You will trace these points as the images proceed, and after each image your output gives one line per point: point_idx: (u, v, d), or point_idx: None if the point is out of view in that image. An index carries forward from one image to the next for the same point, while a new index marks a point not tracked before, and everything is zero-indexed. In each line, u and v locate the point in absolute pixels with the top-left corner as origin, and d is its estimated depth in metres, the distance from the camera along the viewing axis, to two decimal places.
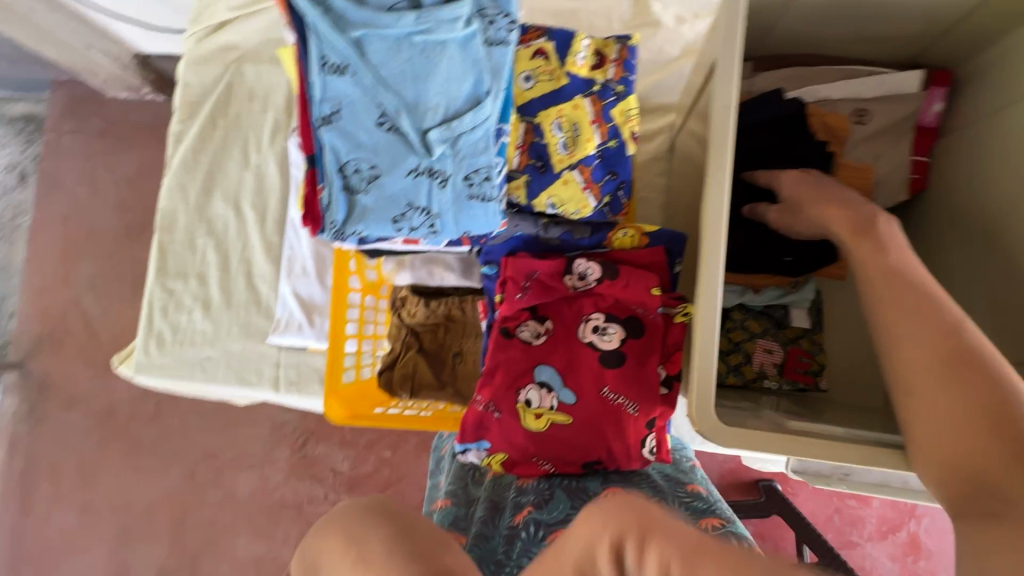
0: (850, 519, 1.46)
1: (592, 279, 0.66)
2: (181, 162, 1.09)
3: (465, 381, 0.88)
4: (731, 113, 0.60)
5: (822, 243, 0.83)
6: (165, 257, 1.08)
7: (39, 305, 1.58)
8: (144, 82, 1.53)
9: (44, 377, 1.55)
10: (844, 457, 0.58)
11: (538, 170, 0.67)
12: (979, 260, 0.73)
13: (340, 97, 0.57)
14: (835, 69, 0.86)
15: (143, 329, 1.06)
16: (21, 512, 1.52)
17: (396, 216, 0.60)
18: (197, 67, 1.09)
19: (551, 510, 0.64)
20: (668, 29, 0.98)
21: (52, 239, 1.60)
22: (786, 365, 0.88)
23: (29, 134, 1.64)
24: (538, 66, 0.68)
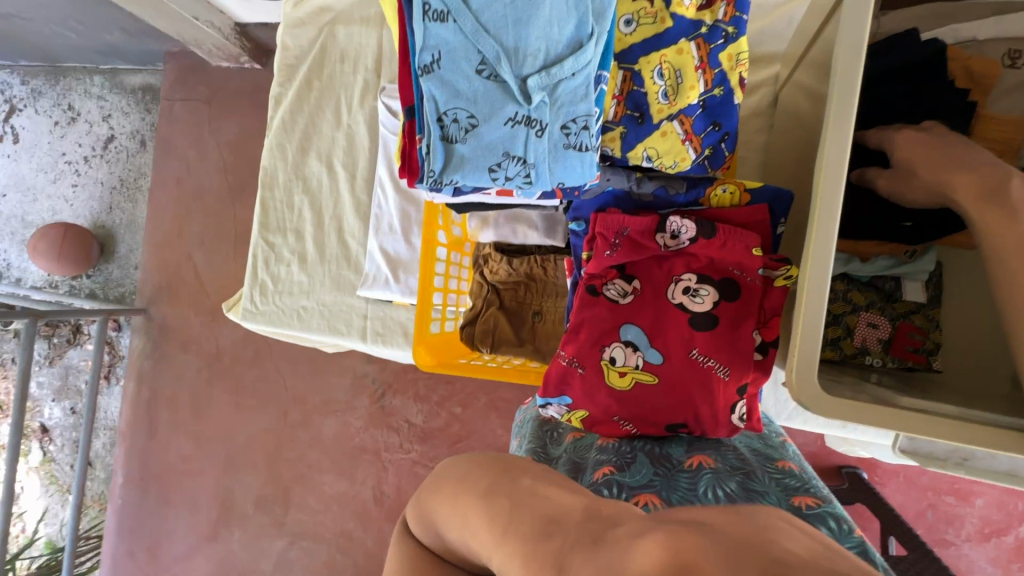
0: (947, 517, 1.35)
1: (685, 238, 0.63)
2: (280, 123, 1.16)
3: (546, 339, 0.89)
4: (862, 53, 0.53)
5: (945, 211, 0.74)
6: (267, 213, 1.16)
7: (158, 258, 1.77)
8: (243, 51, 1.62)
9: (163, 321, 1.76)
10: (962, 438, 0.52)
11: (636, 121, 0.64)
12: None
13: (440, 44, 0.57)
14: (983, 5, 0.74)
15: (249, 279, 1.16)
16: (148, 436, 1.75)
17: (492, 165, 0.60)
18: (292, 30, 1.14)
19: (633, 475, 0.63)
20: None
21: (166, 199, 1.78)
22: (893, 341, 0.82)
23: (147, 102, 1.81)
24: (641, 8, 0.63)
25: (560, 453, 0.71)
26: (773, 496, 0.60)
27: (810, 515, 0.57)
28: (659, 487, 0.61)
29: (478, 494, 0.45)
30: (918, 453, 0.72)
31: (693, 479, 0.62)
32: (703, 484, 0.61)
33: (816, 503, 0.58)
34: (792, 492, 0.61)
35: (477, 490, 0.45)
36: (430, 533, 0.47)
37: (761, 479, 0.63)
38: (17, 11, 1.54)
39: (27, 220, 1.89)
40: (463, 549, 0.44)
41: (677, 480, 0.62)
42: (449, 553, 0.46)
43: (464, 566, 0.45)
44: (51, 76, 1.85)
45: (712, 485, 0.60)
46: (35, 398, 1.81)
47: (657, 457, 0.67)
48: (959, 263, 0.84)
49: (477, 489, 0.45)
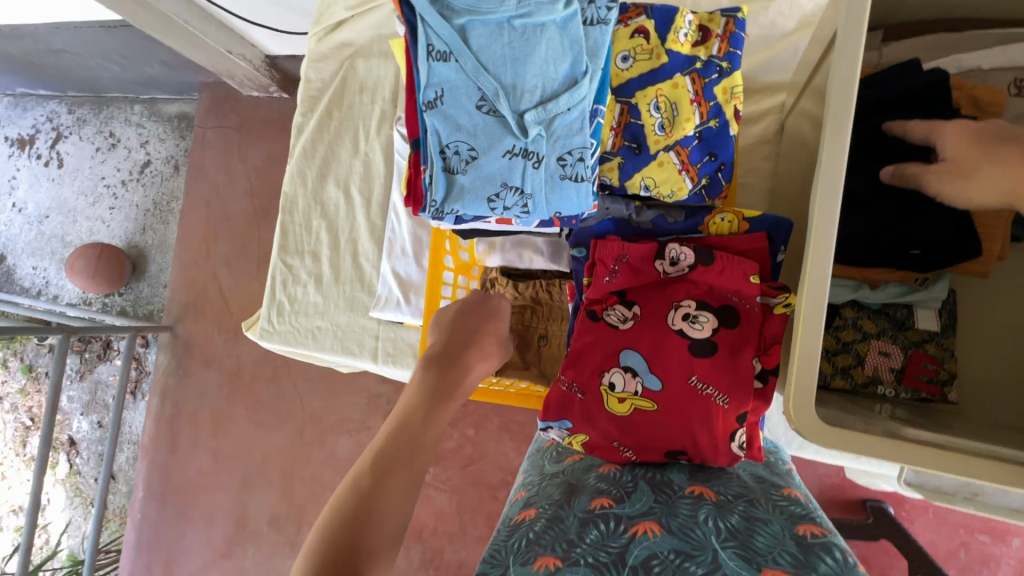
0: (980, 557, 1.28)
1: (684, 264, 0.64)
2: (301, 150, 1.21)
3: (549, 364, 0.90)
4: (853, 85, 0.54)
5: (967, 217, 0.71)
6: (287, 236, 1.21)
7: (186, 277, 1.85)
8: (273, 82, 1.71)
9: (188, 339, 1.82)
10: (975, 474, 0.51)
11: (633, 151, 0.66)
12: None
13: (443, 82, 0.60)
14: (987, 34, 0.74)
15: (267, 299, 1.20)
16: (169, 451, 1.80)
17: (491, 196, 0.62)
18: (316, 64, 1.20)
19: (632, 504, 0.63)
20: (785, 0, 0.92)
21: (196, 221, 1.86)
22: (905, 371, 0.80)
23: (182, 130, 1.92)
24: (638, 45, 0.65)
25: (557, 477, 0.71)
26: (777, 524, 0.59)
27: (814, 544, 0.56)
28: (659, 514, 0.60)
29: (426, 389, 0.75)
30: (923, 486, 0.71)
31: (693, 508, 0.61)
32: (704, 514, 0.60)
33: (821, 532, 0.58)
34: (796, 520, 0.60)
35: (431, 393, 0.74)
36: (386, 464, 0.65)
37: (766, 507, 0.62)
38: (68, 47, 1.66)
39: (66, 241, 1.99)
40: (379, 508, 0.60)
41: (678, 507, 0.62)
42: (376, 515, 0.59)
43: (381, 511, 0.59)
44: (94, 106, 1.97)
45: (715, 516, 0.59)
46: (65, 411, 1.87)
47: (657, 484, 0.66)
48: (975, 292, 0.82)
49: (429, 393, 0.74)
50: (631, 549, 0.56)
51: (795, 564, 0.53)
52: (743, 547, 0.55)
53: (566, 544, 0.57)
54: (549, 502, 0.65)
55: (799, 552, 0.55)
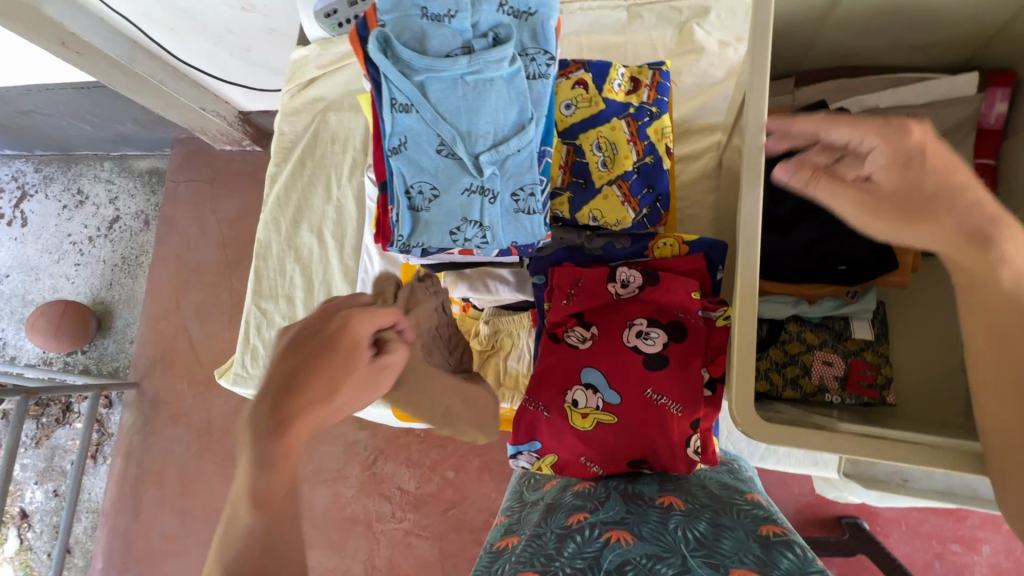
0: (954, 567, 1.33)
1: (634, 286, 0.70)
2: (275, 199, 1.27)
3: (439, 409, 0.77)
4: (761, 124, 0.62)
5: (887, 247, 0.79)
6: (261, 281, 1.25)
7: (156, 330, 1.83)
8: (245, 135, 1.78)
9: (155, 395, 1.78)
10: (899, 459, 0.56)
11: (581, 186, 0.73)
12: None
13: (406, 130, 0.66)
14: (881, 78, 0.86)
15: (241, 345, 1.23)
16: (133, 515, 1.72)
17: (453, 229, 0.68)
18: (289, 118, 1.28)
19: (605, 512, 0.66)
20: (712, 53, 1.06)
21: (167, 273, 1.86)
22: (848, 378, 0.87)
23: (153, 185, 1.94)
24: (578, 95, 0.74)
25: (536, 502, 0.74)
26: (741, 529, 0.62)
27: (776, 542, 0.59)
28: (631, 523, 0.64)
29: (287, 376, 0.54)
30: (861, 475, 0.77)
31: (663, 517, 0.64)
32: (673, 524, 0.63)
33: (782, 530, 0.61)
34: (759, 522, 0.63)
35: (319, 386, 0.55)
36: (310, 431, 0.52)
37: (731, 514, 0.65)
38: (39, 108, 1.70)
39: (28, 299, 1.96)
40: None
41: (649, 515, 0.65)
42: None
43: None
44: (63, 164, 1.99)
45: (683, 525, 0.62)
46: (19, 481, 1.79)
47: (630, 495, 0.70)
48: (900, 303, 0.90)
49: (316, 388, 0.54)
50: (606, 554, 0.59)
51: (758, 562, 0.56)
52: (711, 551, 0.58)
53: (545, 558, 0.60)
54: (530, 526, 0.69)
55: (762, 552, 0.58)
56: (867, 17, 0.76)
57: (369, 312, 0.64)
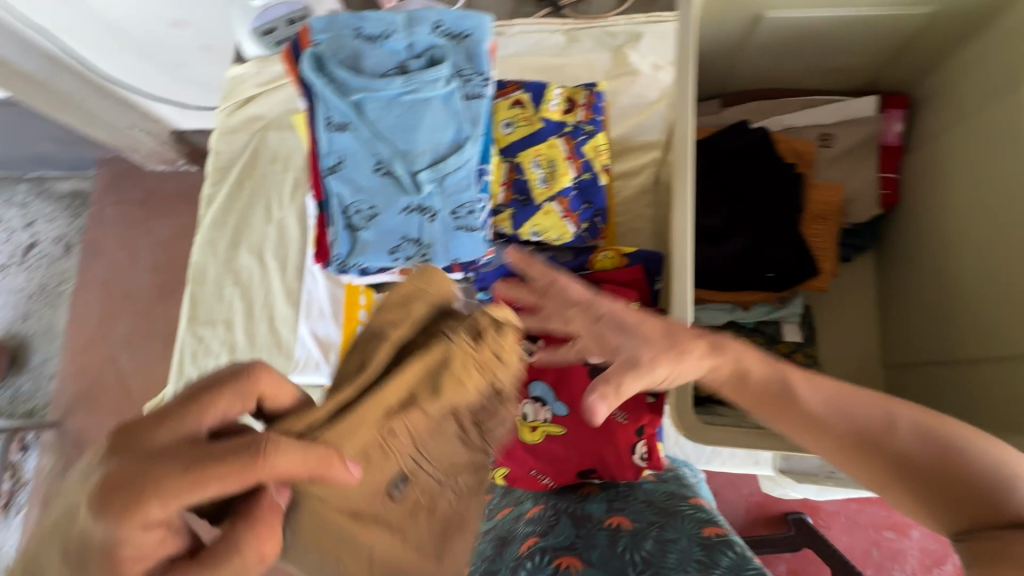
0: (890, 553, 1.41)
1: (578, 298, 0.71)
2: (212, 220, 1.23)
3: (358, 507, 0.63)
4: (690, 139, 0.66)
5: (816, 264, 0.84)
6: (197, 307, 1.19)
7: (80, 365, 1.70)
8: (180, 154, 1.70)
9: (79, 434, 1.64)
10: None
11: (521, 204, 0.75)
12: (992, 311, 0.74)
13: (343, 150, 0.66)
14: (795, 99, 0.93)
15: (175, 375, 1.17)
16: None
17: (392, 247, 0.68)
18: (226, 136, 1.24)
19: (555, 536, 0.67)
20: (645, 76, 1.12)
21: (93, 302, 1.74)
22: None
23: (75, 208, 1.81)
24: (516, 114, 0.76)
25: (490, 534, 0.74)
26: (685, 535, 0.64)
27: (717, 543, 0.61)
28: (579, 546, 0.64)
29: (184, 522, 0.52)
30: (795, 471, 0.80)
31: (610, 538, 0.66)
32: (620, 545, 0.64)
33: (722, 531, 0.63)
34: (702, 524, 0.66)
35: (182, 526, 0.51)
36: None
37: (676, 523, 0.67)
38: None
39: None
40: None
41: (597, 537, 0.66)
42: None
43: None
44: None
45: (631, 543, 0.64)
46: None
47: (579, 518, 0.71)
48: (826, 307, 0.97)
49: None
50: None
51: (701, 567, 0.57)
52: (658, 566, 0.59)
53: None
54: (485, 560, 0.69)
55: (705, 554, 0.60)
56: (782, 43, 0.83)
57: (164, 489, 0.38)
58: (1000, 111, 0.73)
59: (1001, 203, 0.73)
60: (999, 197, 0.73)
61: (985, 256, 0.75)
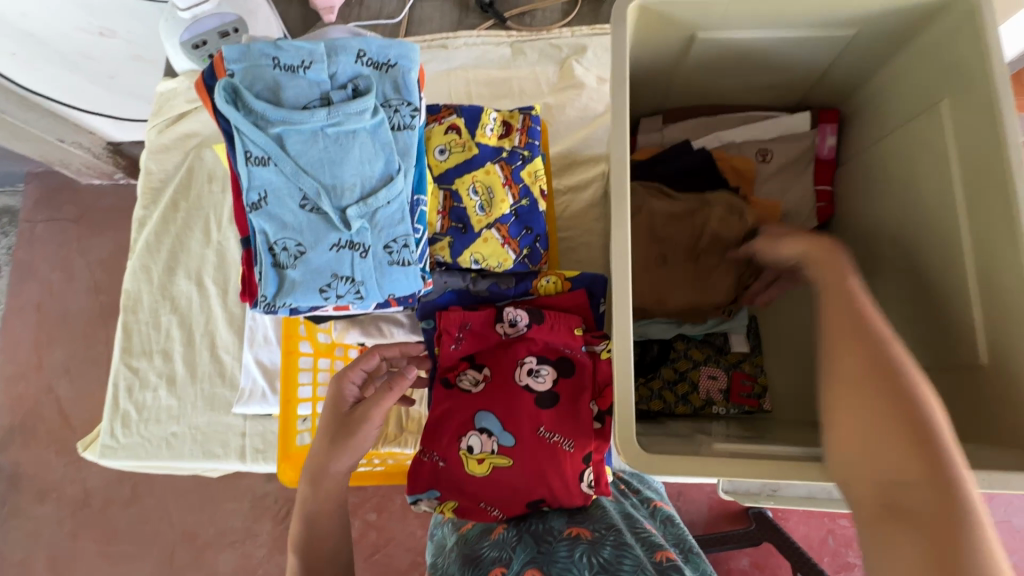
0: (844, 540, 1.46)
1: (522, 324, 0.71)
2: (144, 245, 1.16)
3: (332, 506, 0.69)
4: (625, 166, 0.65)
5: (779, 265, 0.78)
6: (130, 337, 1.13)
7: (12, 395, 1.58)
8: (118, 168, 1.60)
9: (14, 469, 1.54)
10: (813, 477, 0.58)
11: (460, 231, 0.73)
12: (930, 322, 0.75)
13: (265, 185, 0.63)
14: (735, 115, 0.95)
15: (109, 411, 1.10)
16: None
17: (323, 286, 0.64)
18: (158, 155, 1.18)
19: (517, 560, 0.65)
20: (591, 88, 1.12)
21: (26, 327, 1.62)
22: (731, 390, 0.93)
23: (3, 227, 1.69)
24: (452, 140, 0.74)
25: (453, 549, 0.71)
26: (639, 550, 0.65)
27: (668, 567, 0.62)
28: (540, 561, 0.64)
29: (327, 441, 0.69)
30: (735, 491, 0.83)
31: (571, 549, 0.65)
32: (579, 562, 0.63)
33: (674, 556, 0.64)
34: (654, 547, 0.66)
35: (330, 441, 0.69)
36: (306, 485, 0.68)
37: (631, 536, 0.68)
38: None
39: None
40: (344, 446, 0.68)
41: (558, 551, 0.66)
42: (345, 448, 0.68)
43: (337, 456, 0.68)
44: None
45: (589, 552, 0.64)
46: None
47: (540, 534, 0.70)
48: (767, 316, 1.00)
49: (322, 449, 0.69)
50: None
51: None
52: None
53: None
54: None
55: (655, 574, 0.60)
56: (716, 61, 0.84)
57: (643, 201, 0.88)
58: (923, 127, 0.75)
59: (931, 214, 0.75)
60: (928, 210, 0.75)
61: (916, 269, 0.78)
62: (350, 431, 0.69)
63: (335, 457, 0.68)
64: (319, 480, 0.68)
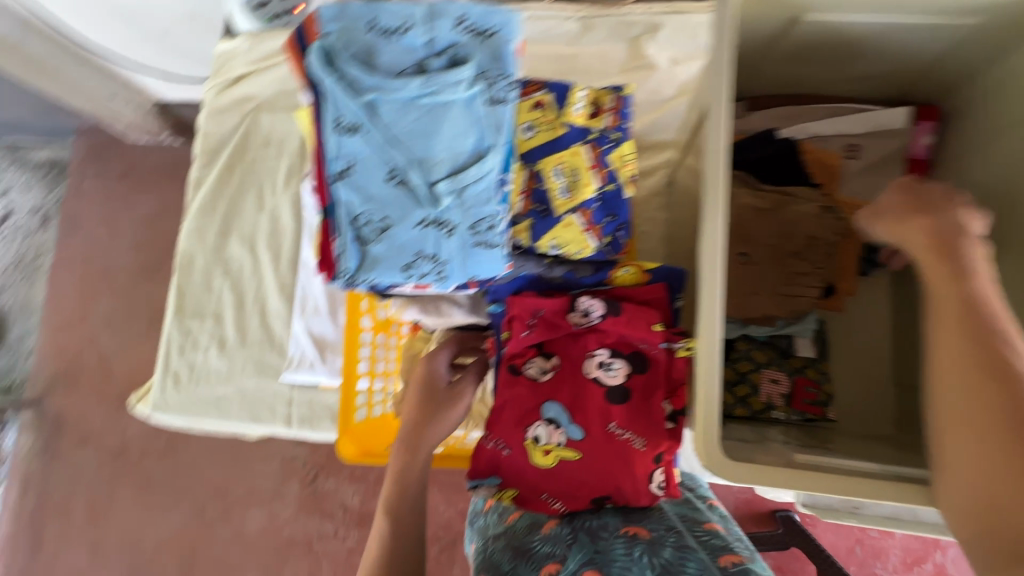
0: (873, 551, 1.42)
1: (595, 315, 0.68)
2: (200, 206, 1.15)
3: (406, 474, 0.71)
4: (723, 156, 0.62)
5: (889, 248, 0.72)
6: (184, 298, 1.13)
7: (57, 343, 1.63)
8: (164, 127, 1.60)
9: (58, 415, 1.59)
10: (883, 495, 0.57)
11: (541, 214, 0.72)
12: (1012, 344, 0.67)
13: (353, 154, 0.61)
14: (820, 107, 0.89)
15: (161, 368, 1.10)
16: (31, 552, 1.53)
17: (406, 264, 0.62)
18: (215, 117, 1.16)
19: (572, 557, 0.60)
20: (663, 71, 1.05)
21: (71, 279, 1.66)
22: (793, 396, 0.87)
23: (52, 179, 1.72)
24: (538, 117, 0.73)
25: (497, 539, 0.65)
26: (703, 552, 0.60)
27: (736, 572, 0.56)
28: (598, 561, 0.59)
29: (422, 411, 0.76)
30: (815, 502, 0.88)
31: (629, 548, 0.60)
32: (639, 563, 0.58)
33: (740, 560, 0.58)
34: (719, 551, 0.60)
35: (427, 412, 0.76)
36: (401, 454, 0.73)
37: (692, 537, 0.63)
38: None
39: None
40: (436, 420, 0.76)
41: (615, 549, 0.61)
42: (437, 422, 0.76)
43: (430, 428, 0.75)
44: None
45: (649, 552, 0.59)
46: None
47: (594, 531, 0.65)
48: (839, 322, 0.94)
49: (418, 417, 0.76)
50: None
51: None
52: None
53: None
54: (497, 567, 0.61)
55: None
56: (814, 46, 0.78)
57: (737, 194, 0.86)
58: None
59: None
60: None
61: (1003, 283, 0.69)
62: (441, 407, 0.77)
63: (427, 431, 0.75)
64: (413, 446, 0.74)
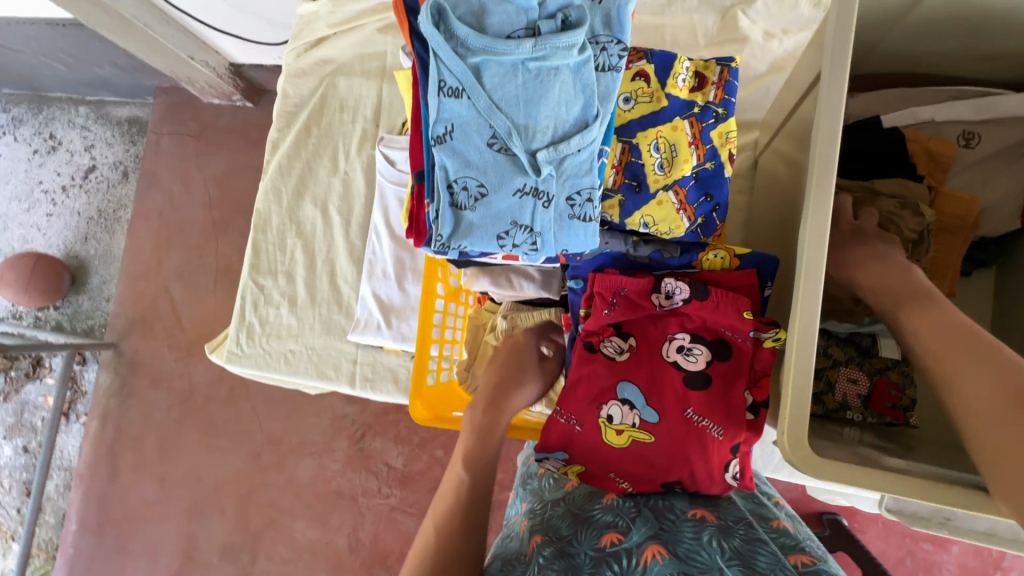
0: (925, 565, 1.35)
1: (678, 298, 0.68)
2: (277, 167, 1.19)
3: (492, 428, 0.80)
4: (837, 138, 0.58)
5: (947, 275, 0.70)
6: (259, 255, 1.18)
7: (134, 290, 1.74)
8: (236, 90, 1.64)
9: (134, 356, 1.71)
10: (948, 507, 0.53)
11: (634, 190, 0.70)
12: None
13: (454, 117, 0.61)
14: (939, 90, 0.83)
15: (236, 321, 1.16)
16: (108, 478, 1.68)
17: (501, 232, 0.62)
18: (294, 80, 1.18)
19: (637, 531, 0.63)
20: (756, 44, 0.99)
21: (148, 231, 1.76)
22: (872, 397, 0.82)
23: (133, 135, 1.81)
24: (640, 87, 0.71)
25: (558, 504, 0.70)
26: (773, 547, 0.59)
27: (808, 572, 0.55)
28: (664, 539, 0.61)
29: (508, 375, 0.84)
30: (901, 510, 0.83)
31: (696, 531, 0.61)
32: (704, 546, 0.59)
33: (813, 560, 0.56)
34: (790, 550, 0.59)
35: (513, 376, 0.83)
36: (490, 410, 0.81)
37: (761, 530, 0.62)
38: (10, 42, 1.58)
39: None
40: (521, 386, 0.83)
41: (682, 531, 0.62)
42: (521, 388, 0.83)
43: (515, 392, 0.83)
44: (35, 105, 1.86)
45: (718, 537, 0.60)
46: None
47: (660, 510, 0.67)
48: None
49: (507, 380, 0.83)
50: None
51: None
52: (747, 565, 0.55)
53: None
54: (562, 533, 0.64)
55: None
56: (941, 20, 0.71)
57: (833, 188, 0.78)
58: None
59: None
60: None
61: None
62: (527, 374, 0.84)
63: (512, 394, 0.82)
64: (499, 405, 0.82)
